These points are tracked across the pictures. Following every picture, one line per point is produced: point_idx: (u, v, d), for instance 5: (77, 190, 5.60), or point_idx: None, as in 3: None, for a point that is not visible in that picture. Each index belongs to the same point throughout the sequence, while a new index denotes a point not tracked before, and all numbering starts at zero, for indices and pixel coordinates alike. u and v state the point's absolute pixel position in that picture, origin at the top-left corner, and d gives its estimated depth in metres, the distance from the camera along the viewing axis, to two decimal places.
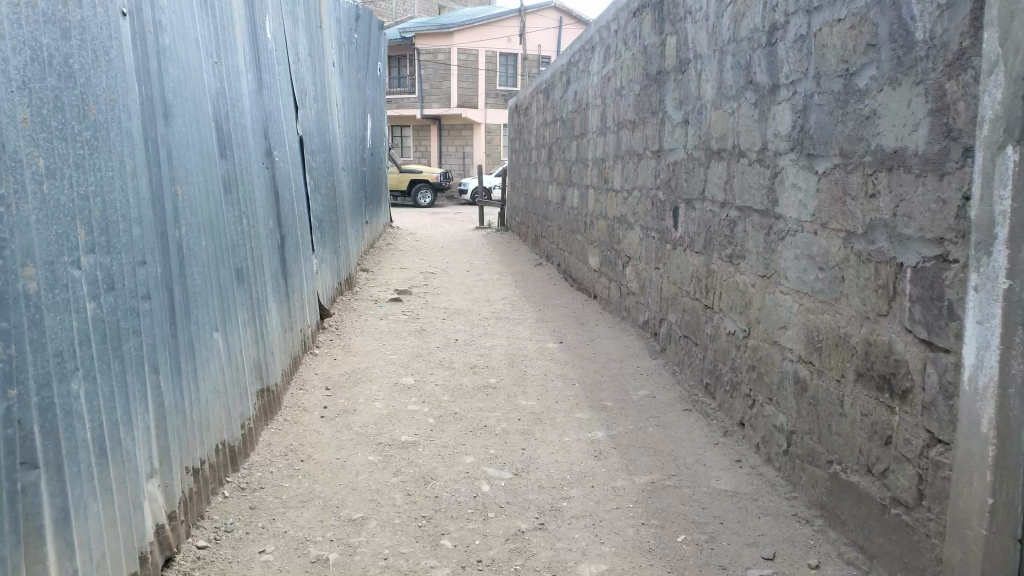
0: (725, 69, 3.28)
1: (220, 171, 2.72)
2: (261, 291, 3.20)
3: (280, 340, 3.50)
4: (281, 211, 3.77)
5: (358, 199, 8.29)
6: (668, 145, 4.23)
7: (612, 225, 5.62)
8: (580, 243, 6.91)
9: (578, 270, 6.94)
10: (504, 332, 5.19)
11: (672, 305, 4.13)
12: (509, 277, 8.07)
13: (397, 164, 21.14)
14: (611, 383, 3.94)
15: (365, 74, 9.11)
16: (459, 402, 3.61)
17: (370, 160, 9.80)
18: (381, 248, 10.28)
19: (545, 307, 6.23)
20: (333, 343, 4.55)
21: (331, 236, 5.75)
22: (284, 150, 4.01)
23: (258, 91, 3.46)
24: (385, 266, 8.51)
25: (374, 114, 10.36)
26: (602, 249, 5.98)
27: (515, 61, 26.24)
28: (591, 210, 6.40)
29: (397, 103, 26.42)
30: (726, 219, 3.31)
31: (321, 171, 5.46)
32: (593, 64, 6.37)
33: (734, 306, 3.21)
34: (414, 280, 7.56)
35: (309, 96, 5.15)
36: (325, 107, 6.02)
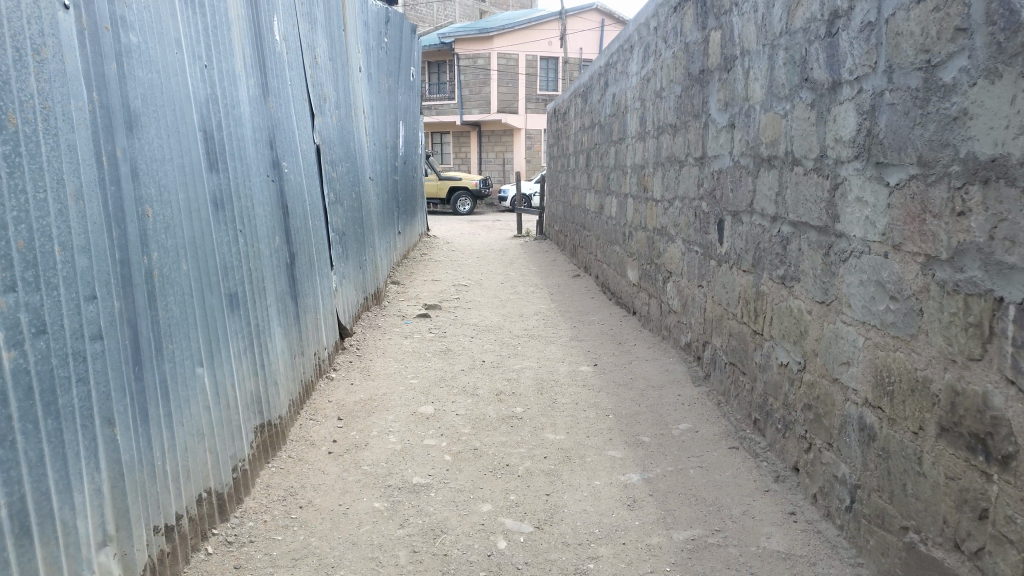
0: (777, 65, 2.92)
1: (206, 188, 2.50)
2: (261, 317, 2.98)
3: (287, 368, 3.26)
4: (289, 227, 3.54)
5: (388, 208, 8.09)
6: (712, 152, 3.87)
7: (652, 238, 5.26)
8: (618, 256, 6.55)
9: (617, 284, 6.58)
10: (535, 352, 4.86)
11: (717, 328, 3.76)
12: (545, 290, 7.75)
13: (437, 171, 21.03)
14: (649, 414, 3.58)
15: (398, 81, 8.96)
16: (480, 436, 3.30)
17: (403, 169, 9.64)
18: (415, 259, 10.07)
19: (580, 324, 5.89)
20: (352, 365, 4.30)
21: (355, 251, 5.54)
22: (295, 161, 3.80)
23: (259, 100, 3.24)
24: (417, 279, 8.27)
25: (408, 121, 10.19)
26: (642, 263, 5.62)
27: (556, 66, 25.92)
28: (630, 221, 6.04)
29: (437, 110, 26.35)
30: (779, 235, 2.94)
31: (343, 183, 5.26)
32: (632, 66, 6.03)
33: (787, 334, 2.83)
34: (446, 293, 7.30)
35: (329, 105, 4.97)
36: (349, 116, 5.85)
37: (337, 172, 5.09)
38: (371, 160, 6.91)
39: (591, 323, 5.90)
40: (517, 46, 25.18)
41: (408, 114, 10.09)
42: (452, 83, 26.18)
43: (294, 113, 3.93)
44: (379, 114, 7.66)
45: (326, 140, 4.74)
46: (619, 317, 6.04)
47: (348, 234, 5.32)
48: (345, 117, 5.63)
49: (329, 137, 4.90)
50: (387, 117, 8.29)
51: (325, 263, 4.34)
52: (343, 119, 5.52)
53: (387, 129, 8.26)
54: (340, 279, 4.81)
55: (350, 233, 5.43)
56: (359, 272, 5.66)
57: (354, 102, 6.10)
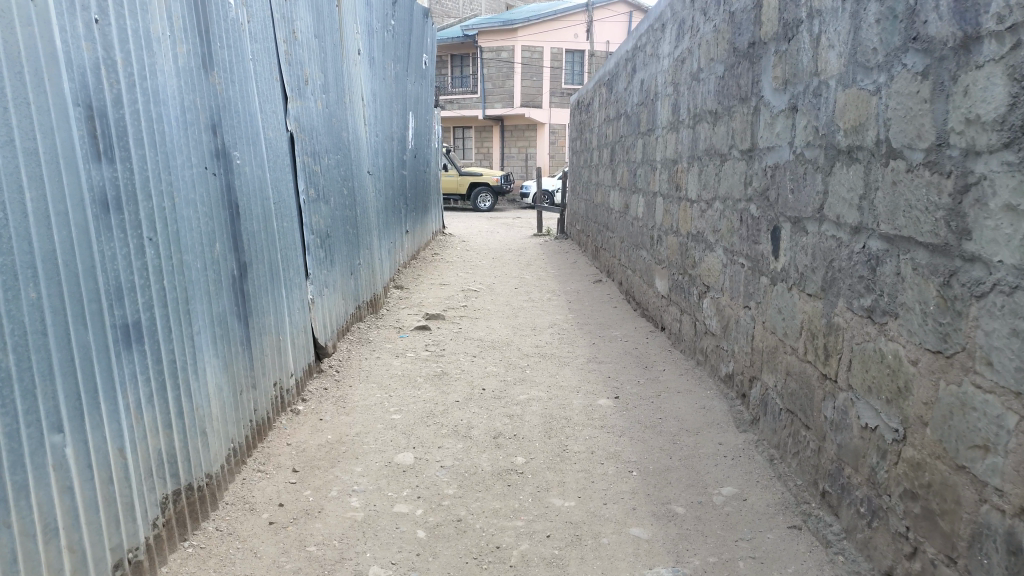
0: (865, 24, 2.17)
1: (88, 183, 1.81)
2: (186, 351, 2.29)
3: (225, 411, 2.57)
4: (239, 233, 2.86)
5: (392, 204, 7.44)
6: (764, 142, 3.13)
7: (685, 245, 4.52)
8: (646, 262, 5.81)
9: (645, 294, 5.84)
10: (545, 377, 4.16)
11: (770, 362, 3.02)
12: (563, 298, 7.04)
13: (457, 167, 20.38)
14: (683, 473, 2.86)
15: (408, 69, 8.34)
16: (468, 499, 2.61)
17: (412, 164, 9.01)
18: (423, 261, 9.43)
19: (600, 340, 5.17)
20: (327, 394, 3.63)
21: (343, 258, 4.90)
22: (253, 152, 3.11)
23: (199, 71, 2.56)
24: (423, 283, 7.62)
25: (419, 111, 9.54)
26: (673, 272, 4.88)
27: (581, 59, 25.10)
28: (660, 223, 5.30)
29: (459, 103, 25.68)
30: (864, 253, 2.20)
31: (329, 179, 4.63)
32: (663, 46, 5.28)
33: (878, 388, 2.10)
34: (453, 301, 6.63)
35: (312, 90, 4.33)
36: (343, 103, 5.21)
37: (321, 167, 4.45)
38: (370, 154, 6.28)
39: (612, 340, 5.17)
40: (541, 37, 24.38)
41: (420, 105, 9.45)
42: (475, 76, 25.47)
43: (258, 93, 3.26)
44: (383, 102, 7.03)
45: (306, 129, 4.10)
46: (645, 334, 5.30)
47: (334, 241, 4.68)
48: (337, 105, 5.02)
49: (312, 126, 4.27)
50: (393, 106, 7.65)
51: (298, 273, 3.67)
52: (333, 107, 4.90)
53: (393, 120, 7.63)
54: (322, 293, 4.16)
55: (339, 238, 4.80)
56: (348, 282, 5.01)
57: (349, 89, 5.47)
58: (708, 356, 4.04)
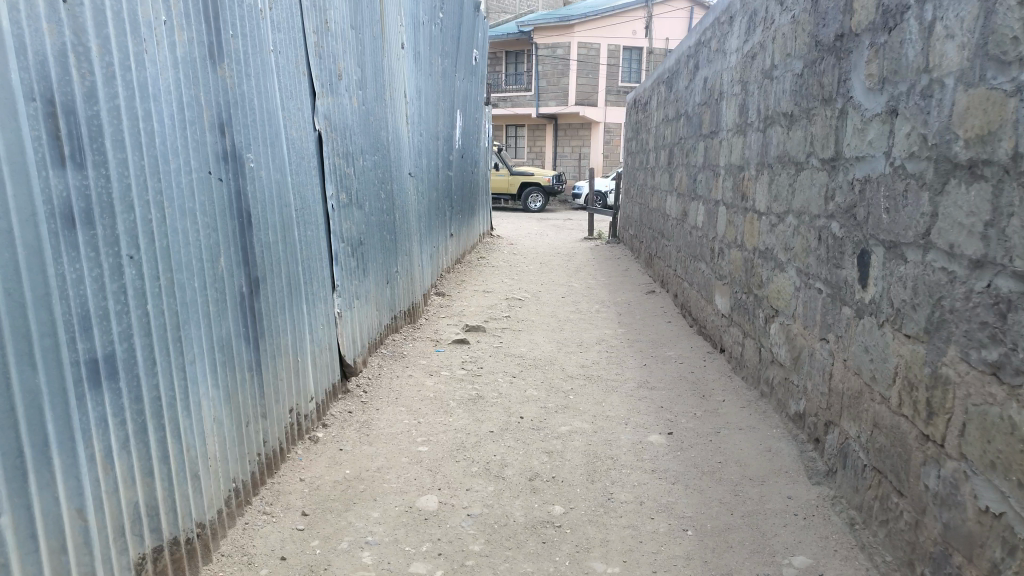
0: (1001, 6, 1.74)
1: (44, 194, 1.48)
2: (177, 385, 1.98)
3: (224, 448, 2.27)
4: (247, 245, 2.57)
5: (433, 206, 7.21)
6: (853, 151, 2.70)
7: (751, 263, 4.10)
8: (705, 278, 5.38)
9: (703, 312, 5.43)
10: (591, 407, 3.80)
11: (853, 408, 2.59)
12: (613, 311, 6.73)
13: (508, 166, 20.10)
14: (747, 534, 2.45)
15: (456, 66, 8.09)
16: (497, 559, 2.26)
17: (458, 164, 8.77)
18: (467, 265, 9.18)
19: (652, 362, 4.85)
20: (349, 419, 3.38)
21: (377, 265, 4.66)
22: (269, 157, 2.84)
23: (206, 65, 2.25)
24: (467, 292, 7.48)
25: (468, 108, 9.28)
26: (737, 292, 4.46)
27: (639, 57, 24.49)
28: (722, 235, 4.88)
29: (513, 101, 25.40)
30: (990, 294, 1.76)
31: (363, 181, 4.39)
32: (730, 41, 4.84)
33: (1007, 465, 1.67)
34: (495, 313, 6.46)
35: (345, 86, 4.10)
36: (382, 100, 4.98)
37: (354, 169, 4.22)
38: (411, 154, 6.05)
39: (665, 364, 4.79)
40: (599, 35, 23.87)
41: (469, 102, 9.21)
42: (530, 74, 25.14)
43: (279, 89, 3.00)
44: (426, 100, 6.80)
45: (337, 128, 3.87)
46: (703, 357, 4.89)
47: (367, 247, 4.45)
48: (375, 103, 4.78)
49: (345, 125, 4.04)
50: (438, 104, 7.42)
51: (322, 285, 3.42)
52: (370, 104, 4.66)
53: (437, 118, 7.40)
54: (351, 305, 3.92)
55: (373, 244, 4.56)
56: (382, 291, 4.78)
57: (391, 85, 5.24)
58: (775, 391, 3.62)
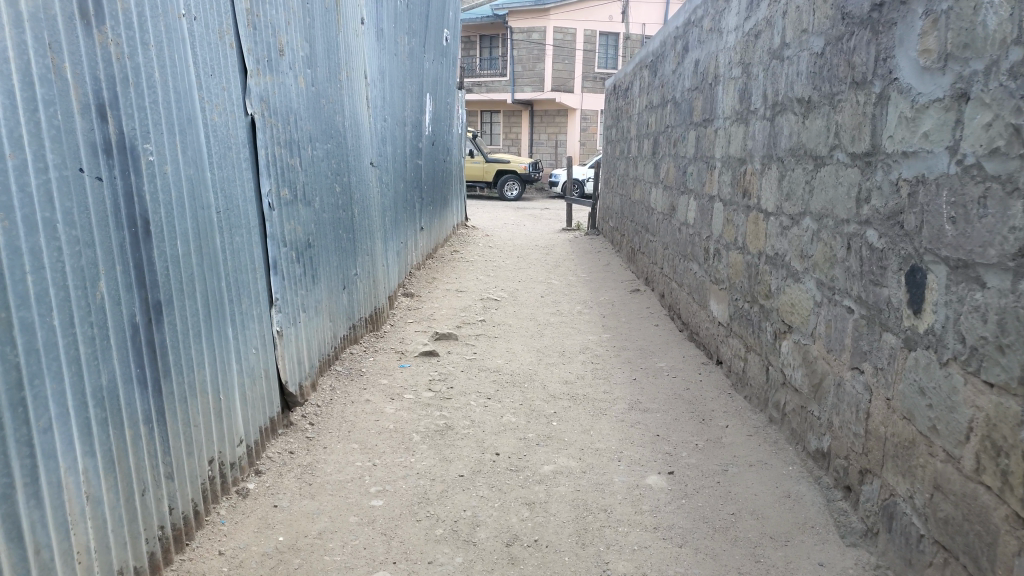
0: None
1: None
2: (18, 467, 1.67)
3: (102, 532, 1.93)
4: (144, 264, 2.21)
5: (400, 197, 6.75)
6: (898, 144, 2.19)
7: (757, 270, 3.61)
8: (699, 281, 4.91)
9: (697, 321, 4.95)
10: (578, 438, 3.33)
11: (903, 461, 2.11)
12: (595, 314, 6.27)
13: (483, 154, 19.52)
14: None
15: (424, 47, 7.59)
16: None
17: (429, 152, 8.26)
18: (439, 261, 8.68)
19: (643, 376, 4.37)
20: (292, 462, 3.02)
21: (331, 269, 4.19)
22: (179, 151, 2.46)
23: (73, 30, 1.91)
24: (438, 292, 6.94)
25: (440, 92, 8.75)
26: (739, 301, 3.96)
27: (615, 42, 23.96)
28: (719, 235, 4.42)
29: (488, 87, 24.76)
30: None
31: (313, 175, 3.91)
32: (729, 18, 4.34)
33: None
34: (467, 316, 5.98)
35: (288, 67, 3.61)
36: (337, 83, 4.49)
37: (301, 161, 3.74)
38: (373, 142, 5.56)
39: (658, 379, 4.31)
40: (575, 19, 23.28)
41: (440, 85, 8.69)
42: (505, 59, 24.51)
43: (197, 62, 2.64)
44: (390, 82, 6.30)
45: (276, 115, 3.41)
46: (699, 372, 4.40)
47: (319, 250, 3.97)
48: (327, 86, 4.27)
49: (287, 110, 3.57)
50: (405, 85, 6.94)
51: (254, 298, 3.00)
52: (321, 87, 4.15)
53: (403, 102, 6.89)
54: (297, 320, 3.48)
55: (326, 247, 4.09)
56: (338, 298, 4.32)
57: (348, 63, 4.76)
58: (793, 421, 3.13)
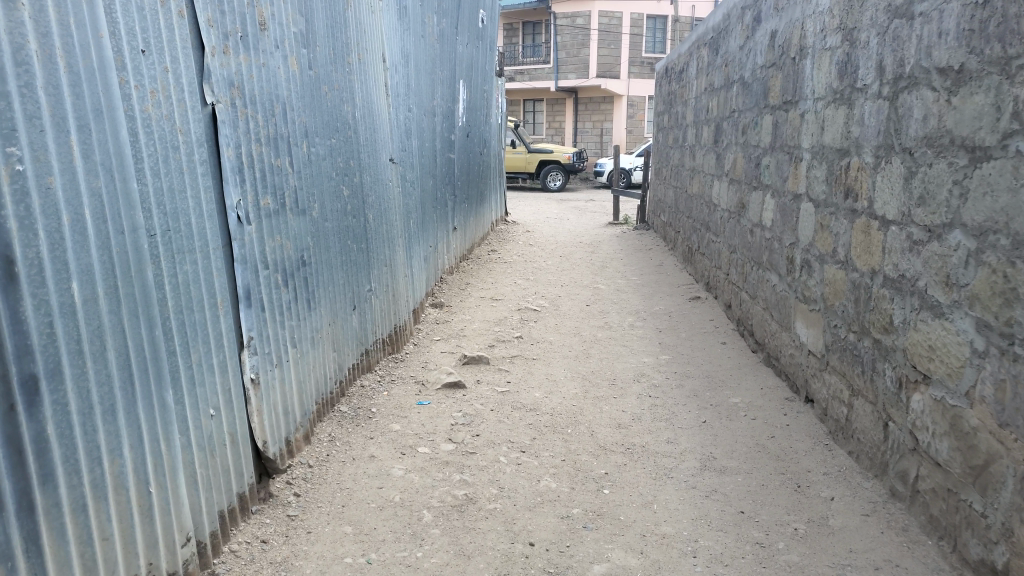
0: None
1: None
2: None
3: None
4: (4, 326, 1.39)
5: (429, 197, 6.06)
6: None
7: (872, 294, 2.84)
8: (783, 297, 4.12)
9: (784, 351, 4.09)
10: (637, 515, 2.58)
11: None
12: (651, 330, 5.50)
13: (525, 145, 18.78)
14: None
15: (456, 29, 6.87)
16: None
17: (463, 144, 7.53)
18: (475, 263, 7.98)
19: (715, 420, 3.61)
20: (267, 559, 2.20)
21: (335, 289, 3.51)
22: (86, 158, 1.63)
23: None
24: (473, 301, 6.25)
25: (475, 79, 8.02)
26: (849, 332, 3.10)
27: (664, 25, 22.90)
28: (807, 243, 3.67)
29: (531, 75, 23.96)
30: None
31: (311, 177, 3.25)
32: None
33: None
34: (504, 332, 5.27)
35: (276, 45, 2.98)
36: (344, 67, 3.82)
37: (292, 161, 3.08)
38: (394, 136, 4.86)
39: (735, 430, 3.49)
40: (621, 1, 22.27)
41: (475, 71, 7.94)
42: (548, 46, 23.69)
43: (118, 30, 1.78)
44: (417, 67, 5.59)
45: (259, 105, 2.78)
46: (787, 419, 3.57)
47: (317, 267, 3.30)
48: (330, 70, 3.60)
49: (271, 96, 2.90)
50: (434, 71, 6.20)
51: (216, 340, 2.21)
52: (321, 71, 3.48)
53: (432, 90, 6.17)
54: (285, 357, 2.79)
55: (325, 263, 3.40)
56: (343, 321, 3.63)
57: (359, 42, 4.08)
58: (944, 508, 2.27)
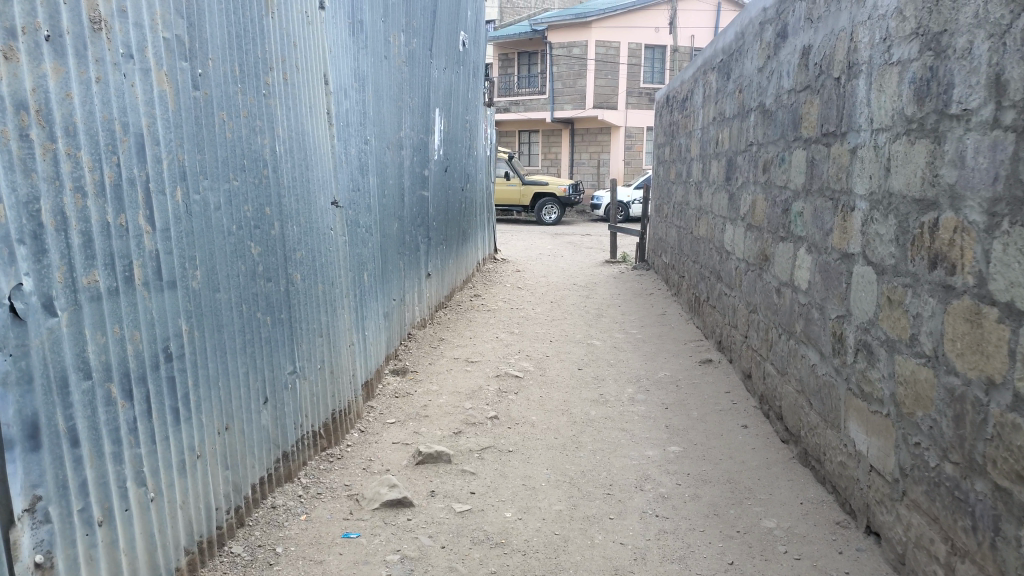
0: None
1: None
2: None
3: None
4: None
5: (394, 242, 5.18)
6: None
7: (992, 416, 1.90)
8: (828, 384, 3.17)
9: (833, 456, 3.14)
10: None
11: None
12: (654, 405, 4.57)
13: (519, 176, 18.00)
14: None
15: (431, 50, 6.02)
16: None
17: (440, 179, 6.66)
18: (454, 313, 7.09)
19: (746, 563, 2.69)
20: None
21: (226, 384, 2.52)
22: None
23: None
24: (444, 363, 5.33)
25: (456, 106, 7.19)
26: (946, 463, 2.16)
27: (662, 55, 22.35)
28: (865, 321, 2.76)
29: (525, 105, 23.30)
30: None
31: (190, 231, 2.27)
32: None
33: None
34: (476, 409, 4.34)
35: (126, 55, 1.93)
36: (260, 89, 2.82)
37: (157, 215, 2.08)
38: (340, 174, 3.89)
39: None
40: (618, 30, 21.68)
41: (455, 99, 7.10)
42: (543, 76, 23.07)
43: None
44: (377, 91, 4.72)
45: (84, 137, 1.77)
46: (846, 566, 2.61)
47: (196, 362, 2.31)
48: (235, 94, 2.58)
49: (115, 128, 1.88)
50: (401, 96, 5.33)
51: None
52: (217, 97, 2.45)
53: (398, 117, 5.30)
54: (117, 506, 1.86)
55: (208, 351, 2.39)
56: (242, 424, 2.63)
57: (285, 59, 3.06)
58: None
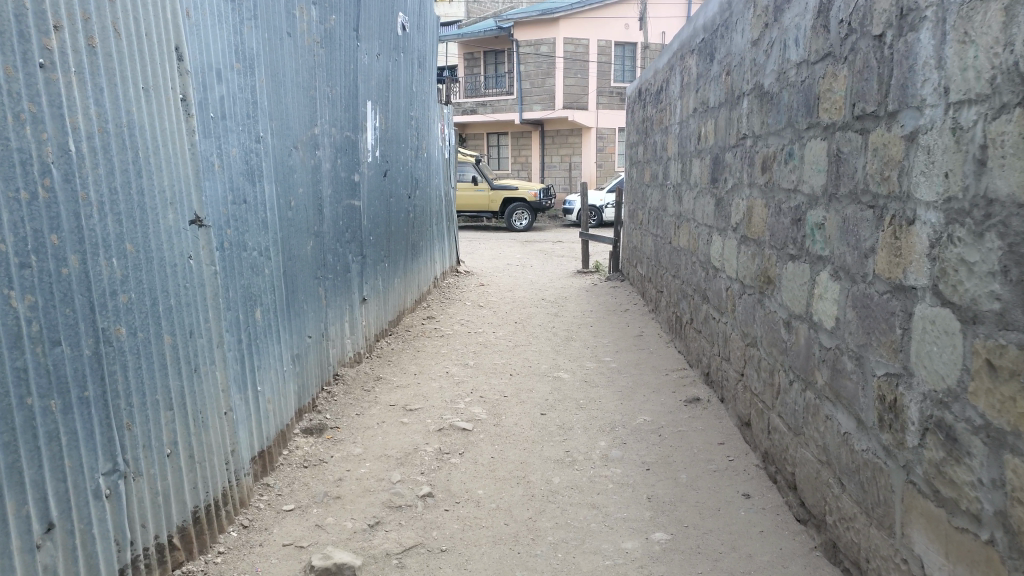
0: None
1: None
2: None
3: None
4: None
5: (309, 264, 4.24)
6: None
7: None
8: (872, 466, 2.27)
9: (881, 567, 2.24)
10: None
11: None
12: (634, 465, 3.65)
13: (486, 181, 17.06)
14: None
15: (358, 31, 5.09)
16: None
17: (376, 185, 5.70)
18: (400, 341, 6.14)
19: None
20: None
21: None
22: None
23: None
24: (376, 412, 4.38)
25: (397, 100, 6.24)
26: None
27: (632, 53, 21.60)
28: (940, 388, 1.85)
29: (493, 106, 22.35)
30: None
31: None
32: None
33: None
34: (405, 486, 3.39)
35: None
36: (30, 58, 2.04)
37: None
38: (207, 182, 3.06)
39: None
40: (587, 28, 20.87)
41: (396, 92, 6.18)
42: (511, 76, 22.15)
43: None
44: (273, 77, 3.78)
45: None
46: None
47: None
48: None
49: None
50: (315, 85, 4.37)
51: None
52: None
53: (312, 111, 4.34)
54: None
55: None
56: None
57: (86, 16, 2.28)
58: None
